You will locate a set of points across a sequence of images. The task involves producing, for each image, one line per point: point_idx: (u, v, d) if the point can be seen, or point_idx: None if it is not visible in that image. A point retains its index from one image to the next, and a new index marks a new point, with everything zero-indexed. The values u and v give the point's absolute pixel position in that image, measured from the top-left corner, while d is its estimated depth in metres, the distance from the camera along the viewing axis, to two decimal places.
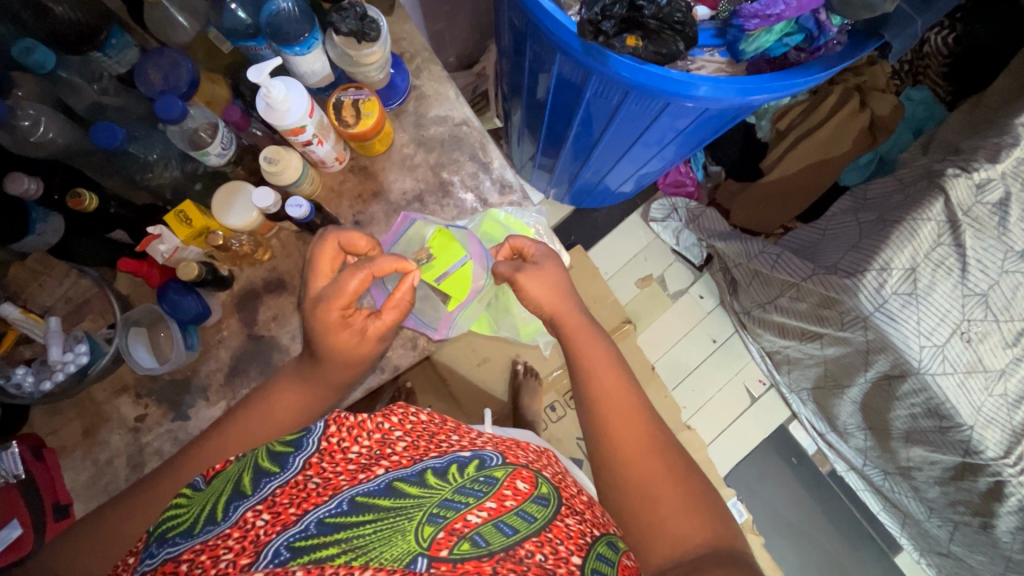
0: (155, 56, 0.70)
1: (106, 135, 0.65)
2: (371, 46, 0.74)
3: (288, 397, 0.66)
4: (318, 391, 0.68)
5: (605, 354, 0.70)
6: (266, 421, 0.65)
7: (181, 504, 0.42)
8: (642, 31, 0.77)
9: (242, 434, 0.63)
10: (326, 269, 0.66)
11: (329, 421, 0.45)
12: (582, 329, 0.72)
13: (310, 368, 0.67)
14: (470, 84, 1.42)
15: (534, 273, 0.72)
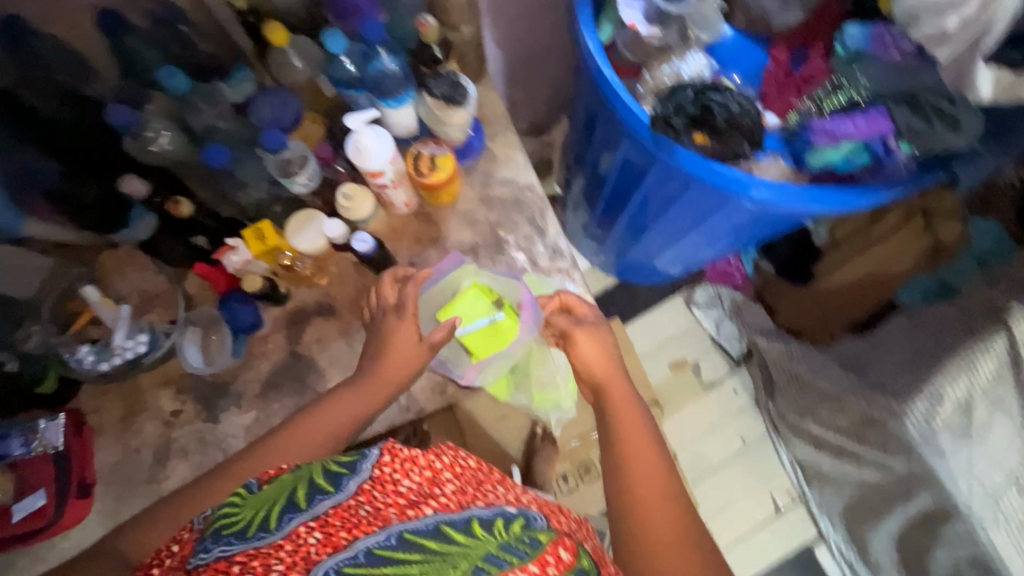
0: (269, 93, 0.79)
1: (218, 155, 0.74)
2: (457, 109, 0.81)
3: (343, 404, 0.74)
4: (369, 400, 0.75)
5: (641, 422, 0.73)
6: (329, 422, 0.73)
7: (237, 506, 0.47)
8: (711, 132, 0.81)
9: (307, 432, 0.71)
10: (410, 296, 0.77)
11: (383, 450, 0.51)
12: (622, 393, 0.75)
13: (366, 377, 0.75)
14: (536, 149, 1.50)
15: (589, 332, 0.78)
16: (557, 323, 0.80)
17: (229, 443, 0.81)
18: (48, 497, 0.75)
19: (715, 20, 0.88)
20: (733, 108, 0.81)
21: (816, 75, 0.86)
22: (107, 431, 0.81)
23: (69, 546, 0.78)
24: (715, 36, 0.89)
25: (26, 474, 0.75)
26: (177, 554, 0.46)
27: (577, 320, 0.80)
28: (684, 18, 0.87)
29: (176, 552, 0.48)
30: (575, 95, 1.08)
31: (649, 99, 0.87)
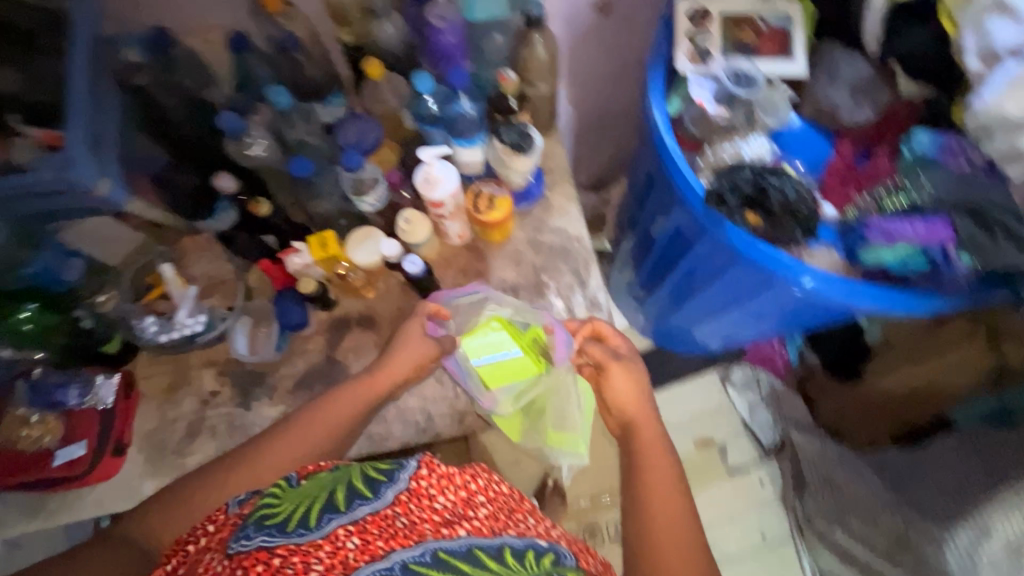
0: (354, 117, 0.85)
1: (303, 167, 0.79)
2: (521, 156, 0.86)
3: (349, 401, 0.78)
4: (373, 394, 0.80)
5: (663, 452, 0.74)
6: (331, 417, 0.76)
7: (276, 500, 0.52)
8: (764, 212, 0.83)
9: (304, 433, 0.74)
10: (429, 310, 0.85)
11: (421, 462, 0.56)
12: (649, 427, 0.77)
13: (377, 367, 0.81)
14: (590, 204, 1.54)
15: (622, 366, 0.81)
16: (591, 354, 0.83)
17: (255, 431, 0.86)
18: (87, 448, 0.80)
19: (784, 109, 0.89)
20: (790, 194, 0.82)
21: (881, 173, 0.86)
22: (151, 398, 0.87)
23: (94, 499, 0.83)
24: (782, 123, 0.90)
25: (74, 423, 0.81)
26: (218, 534, 0.52)
27: (608, 352, 0.82)
28: (752, 103, 0.89)
29: (219, 533, 0.53)
30: (637, 160, 1.12)
31: (707, 174, 0.90)
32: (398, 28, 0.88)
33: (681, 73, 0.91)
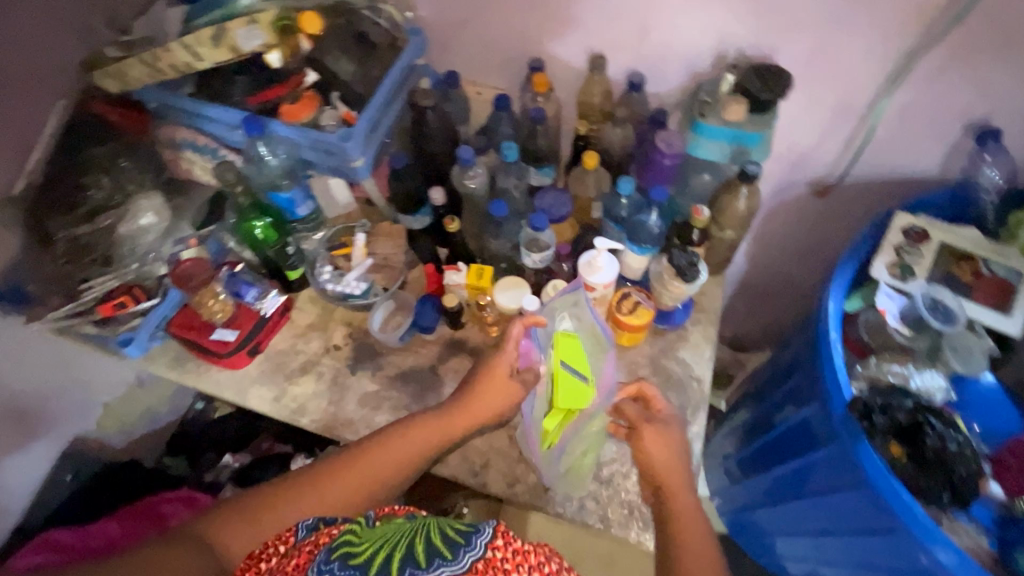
0: (555, 189, 0.96)
1: (499, 209, 0.89)
2: (680, 283, 0.88)
3: (422, 434, 0.78)
4: (447, 432, 0.79)
5: (695, 517, 0.69)
6: (402, 446, 0.76)
7: (355, 544, 0.56)
8: (913, 448, 0.76)
9: (377, 458, 0.75)
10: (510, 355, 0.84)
11: (495, 532, 0.55)
12: (680, 493, 0.71)
13: (456, 410, 0.80)
14: (722, 360, 1.48)
15: (658, 430, 0.75)
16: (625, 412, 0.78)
17: (349, 394, 0.96)
18: (236, 337, 0.95)
19: (976, 360, 0.82)
20: (949, 447, 0.74)
21: None
22: (293, 326, 1.02)
23: (214, 380, 0.97)
24: (972, 374, 0.83)
25: (239, 314, 0.97)
26: (293, 561, 0.57)
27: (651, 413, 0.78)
28: (942, 338, 0.83)
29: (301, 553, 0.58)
30: (790, 337, 1.09)
31: (861, 383, 0.84)
32: (626, 135, 1.02)
33: (873, 278, 0.89)
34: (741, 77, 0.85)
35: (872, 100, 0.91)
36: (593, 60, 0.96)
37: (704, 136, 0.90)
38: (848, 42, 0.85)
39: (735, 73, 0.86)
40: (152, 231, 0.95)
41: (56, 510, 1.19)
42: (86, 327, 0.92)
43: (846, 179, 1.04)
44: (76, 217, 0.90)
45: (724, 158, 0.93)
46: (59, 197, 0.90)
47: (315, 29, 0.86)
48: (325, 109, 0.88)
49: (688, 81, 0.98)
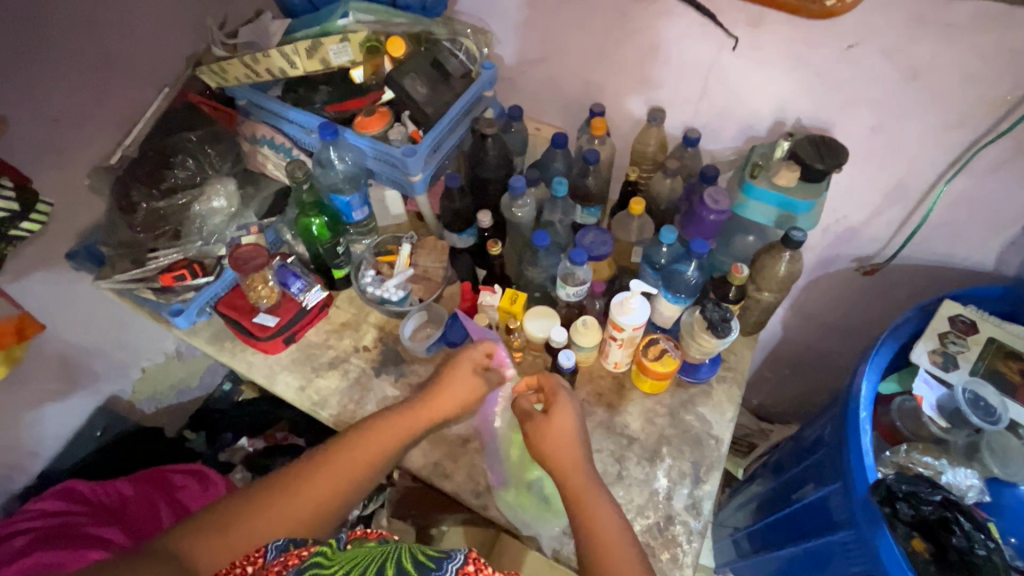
0: (597, 229, 0.98)
1: (542, 239, 0.92)
2: (711, 337, 0.88)
3: (390, 430, 0.80)
4: (405, 431, 0.81)
5: (595, 490, 0.77)
6: (372, 444, 0.79)
7: (325, 564, 0.61)
8: (936, 546, 0.73)
9: (349, 457, 0.77)
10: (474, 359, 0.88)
11: (467, 558, 0.61)
12: (580, 480, 0.77)
13: (413, 410, 0.83)
14: (747, 427, 1.44)
15: (544, 423, 0.81)
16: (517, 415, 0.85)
17: (369, 395, 0.99)
18: (276, 323, 0.99)
19: (1018, 465, 0.77)
20: (976, 552, 0.70)
21: None
22: (329, 321, 1.07)
23: (246, 361, 1.02)
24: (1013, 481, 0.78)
25: (281, 303, 1.02)
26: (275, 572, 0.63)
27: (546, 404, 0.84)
28: (982, 437, 0.80)
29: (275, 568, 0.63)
30: (817, 412, 1.06)
31: (888, 469, 0.82)
32: (675, 186, 1.03)
33: (913, 362, 0.86)
34: (796, 145, 0.87)
35: (930, 185, 0.91)
36: (652, 111, 1.01)
37: (752, 196, 0.91)
38: (910, 127, 0.86)
39: (790, 141, 0.89)
40: (220, 214, 1.02)
41: (79, 461, 1.25)
42: (144, 292, 0.99)
43: (894, 261, 1.03)
44: (158, 192, 0.99)
45: (771, 222, 0.93)
46: (146, 172, 0.99)
47: (399, 53, 0.92)
48: (396, 125, 0.94)
49: (744, 144, 1.01)
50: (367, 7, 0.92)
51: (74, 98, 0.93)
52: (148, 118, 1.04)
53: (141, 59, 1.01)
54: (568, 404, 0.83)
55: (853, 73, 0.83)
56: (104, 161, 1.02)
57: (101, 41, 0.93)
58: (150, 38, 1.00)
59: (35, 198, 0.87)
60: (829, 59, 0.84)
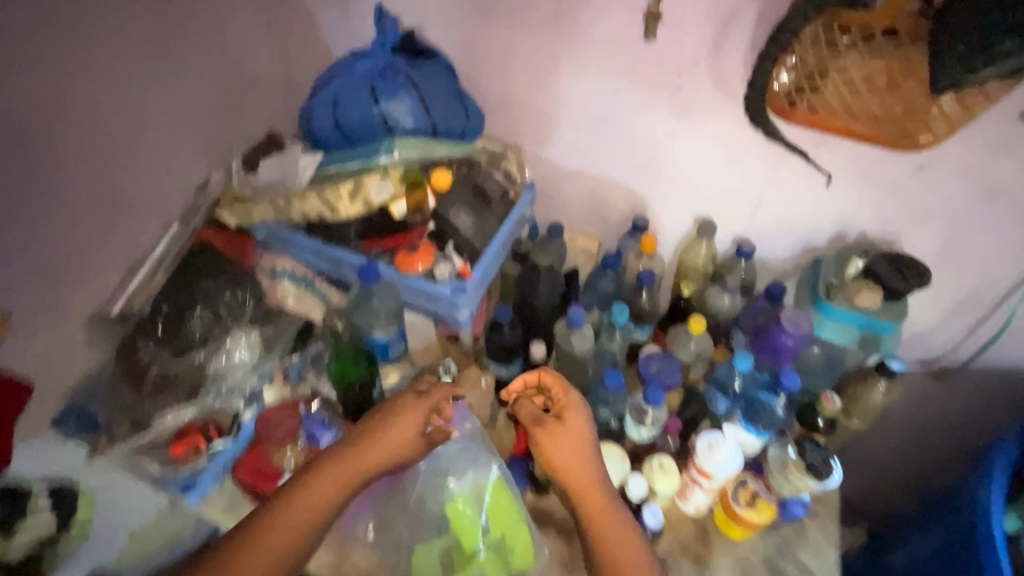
0: (664, 355, 0.90)
1: (615, 381, 0.83)
2: (810, 479, 0.79)
3: (331, 482, 0.71)
4: (347, 482, 0.72)
5: (609, 504, 0.73)
6: (306, 503, 0.70)
7: None
8: None
9: (286, 525, 0.68)
10: (409, 420, 0.76)
11: None
12: (599, 494, 0.73)
13: (349, 458, 0.73)
14: None
15: (552, 434, 0.75)
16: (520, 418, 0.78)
17: None
18: None
19: None
20: None
21: None
22: None
23: None
24: None
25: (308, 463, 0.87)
26: None
27: (556, 407, 0.78)
28: None
29: None
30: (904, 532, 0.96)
31: None
32: (734, 303, 0.97)
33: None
34: (873, 261, 0.82)
35: (1003, 296, 0.88)
36: (702, 225, 0.97)
37: (830, 318, 0.85)
38: (984, 242, 0.83)
39: (865, 260, 0.84)
40: (241, 368, 0.89)
41: None
42: (150, 465, 0.85)
43: (965, 366, 0.98)
44: (169, 352, 0.88)
45: (851, 342, 0.87)
46: (161, 331, 0.88)
47: (442, 188, 0.86)
48: (441, 261, 0.85)
49: (800, 254, 0.96)
50: (411, 141, 0.84)
51: (74, 248, 0.80)
52: (153, 259, 0.92)
53: (152, 193, 0.89)
54: (579, 405, 0.78)
55: (925, 193, 0.81)
56: (102, 310, 0.87)
57: (110, 182, 0.82)
58: (162, 170, 0.90)
59: (28, 492, 0.78)
60: (899, 179, 0.81)
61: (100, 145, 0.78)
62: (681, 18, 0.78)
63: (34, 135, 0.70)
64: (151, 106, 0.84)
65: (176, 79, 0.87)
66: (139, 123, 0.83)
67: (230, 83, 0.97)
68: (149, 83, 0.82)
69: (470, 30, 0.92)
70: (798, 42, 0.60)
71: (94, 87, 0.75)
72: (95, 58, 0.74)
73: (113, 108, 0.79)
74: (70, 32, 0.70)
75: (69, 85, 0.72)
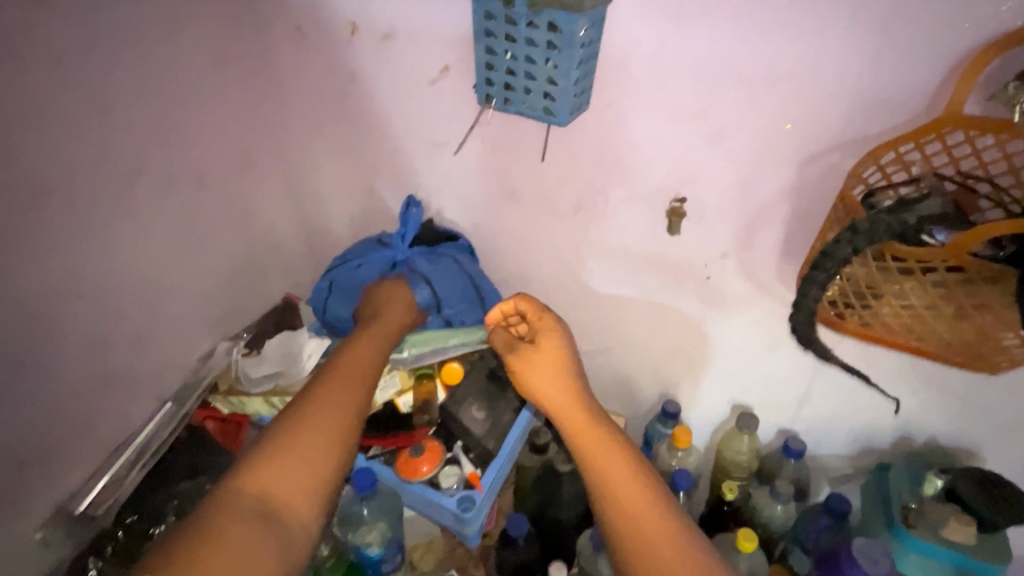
0: None
1: None
2: None
3: (375, 339, 0.74)
4: (387, 334, 0.76)
5: (592, 418, 0.64)
6: (369, 355, 0.71)
7: None
8: None
9: (360, 363, 0.68)
10: (401, 300, 0.81)
11: None
12: (578, 409, 0.65)
13: (369, 330, 0.75)
14: None
15: (520, 358, 0.72)
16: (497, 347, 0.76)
17: None
18: None
19: None
20: None
21: None
22: None
23: None
24: None
25: None
26: None
27: (532, 335, 0.75)
28: None
29: None
30: None
31: None
32: (789, 511, 0.83)
33: None
34: (958, 480, 0.69)
35: None
36: (741, 416, 0.85)
37: (911, 548, 0.72)
38: None
39: (944, 476, 0.72)
40: None
41: None
42: None
43: None
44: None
45: None
46: (116, 546, 0.76)
47: (453, 381, 0.81)
48: (448, 464, 0.75)
49: (861, 453, 0.84)
50: (423, 337, 0.83)
51: (55, 441, 0.73)
52: (134, 446, 0.82)
53: (151, 374, 0.84)
54: (557, 328, 0.74)
55: (1001, 403, 0.71)
56: (66, 506, 0.77)
57: (106, 368, 0.77)
58: (166, 349, 0.86)
59: None
60: (968, 384, 0.71)
61: (103, 330, 0.75)
62: (702, 215, 0.76)
63: (27, 334, 0.66)
64: (163, 289, 0.82)
65: (196, 260, 0.87)
66: (149, 307, 0.81)
67: (251, 259, 0.97)
68: (165, 267, 0.82)
69: (492, 214, 0.92)
70: (848, 264, 0.53)
71: (107, 279, 0.74)
72: (112, 254, 0.74)
73: (123, 295, 0.76)
74: (90, 232, 0.70)
75: (77, 281, 0.70)
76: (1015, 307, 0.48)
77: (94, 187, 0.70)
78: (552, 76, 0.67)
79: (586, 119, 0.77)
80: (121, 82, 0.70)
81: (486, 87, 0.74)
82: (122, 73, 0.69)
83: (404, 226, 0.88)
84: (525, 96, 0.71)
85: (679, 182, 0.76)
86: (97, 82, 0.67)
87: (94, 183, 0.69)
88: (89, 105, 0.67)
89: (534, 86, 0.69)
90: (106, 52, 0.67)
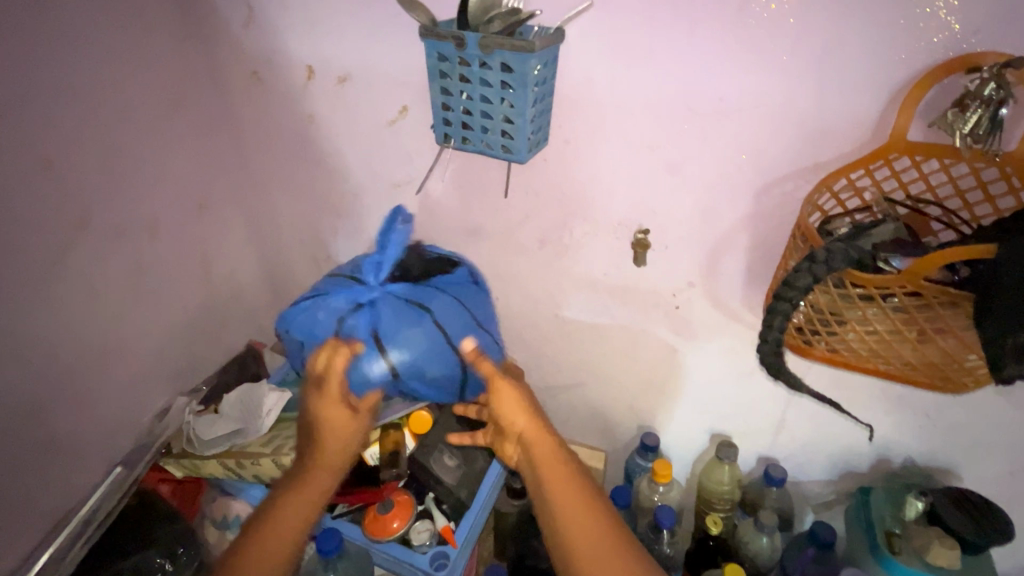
0: None
1: None
2: None
3: (300, 500, 0.63)
4: (317, 494, 0.64)
5: (563, 465, 0.63)
6: (282, 531, 0.60)
7: None
8: None
9: (268, 549, 0.58)
10: (338, 410, 0.64)
11: None
12: (551, 456, 0.64)
13: (294, 489, 0.64)
14: None
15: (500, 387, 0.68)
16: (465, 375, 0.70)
17: None
18: None
19: None
20: None
21: None
22: None
23: None
24: None
25: None
26: None
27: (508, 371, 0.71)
28: None
29: None
30: None
31: None
32: (774, 542, 0.81)
33: None
34: (936, 501, 0.69)
35: None
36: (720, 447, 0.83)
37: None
38: None
39: (925, 498, 0.70)
40: None
41: None
42: None
43: None
44: None
45: None
46: None
47: (422, 430, 0.76)
48: (421, 519, 0.72)
49: (840, 477, 0.83)
50: None
51: None
52: (79, 516, 0.74)
53: (98, 438, 0.79)
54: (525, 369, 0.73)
55: (973, 419, 0.71)
56: None
57: (48, 436, 0.72)
58: (115, 411, 0.80)
59: None
60: (939, 402, 0.71)
61: (44, 395, 0.70)
62: (666, 245, 0.76)
63: None
64: (112, 347, 0.77)
65: (149, 315, 0.82)
66: (98, 367, 0.76)
67: (208, 307, 0.93)
68: (115, 324, 0.77)
69: (457, 252, 0.90)
70: (811, 292, 0.53)
71: (51, 340, 0.69)
72: (57, 313, 0.69)
73: (67, 356, 0.71)
74: (32, 291, 0.66)
75: (16, 345, 0.65)
76: (973, 332, 0.48)
77: (37, 244, 0.66)
78: (508, 115, 0.67)
79: (546, 155, 0.77)
80: (66, 136, 0.67)
81: (443, 127, 0.73)
82: (67, 125, 0.66)
83: (382, 250, 0.66)
84: (483, 135, 0.71)
85: (641, 213, 0.76)
86: (39, 135, 0.64)
87: (38, 241, 0.66)
88: (29, 159, 0.63)
89: (490, 125, 0.69)
90: (48, 106, 0.64)
